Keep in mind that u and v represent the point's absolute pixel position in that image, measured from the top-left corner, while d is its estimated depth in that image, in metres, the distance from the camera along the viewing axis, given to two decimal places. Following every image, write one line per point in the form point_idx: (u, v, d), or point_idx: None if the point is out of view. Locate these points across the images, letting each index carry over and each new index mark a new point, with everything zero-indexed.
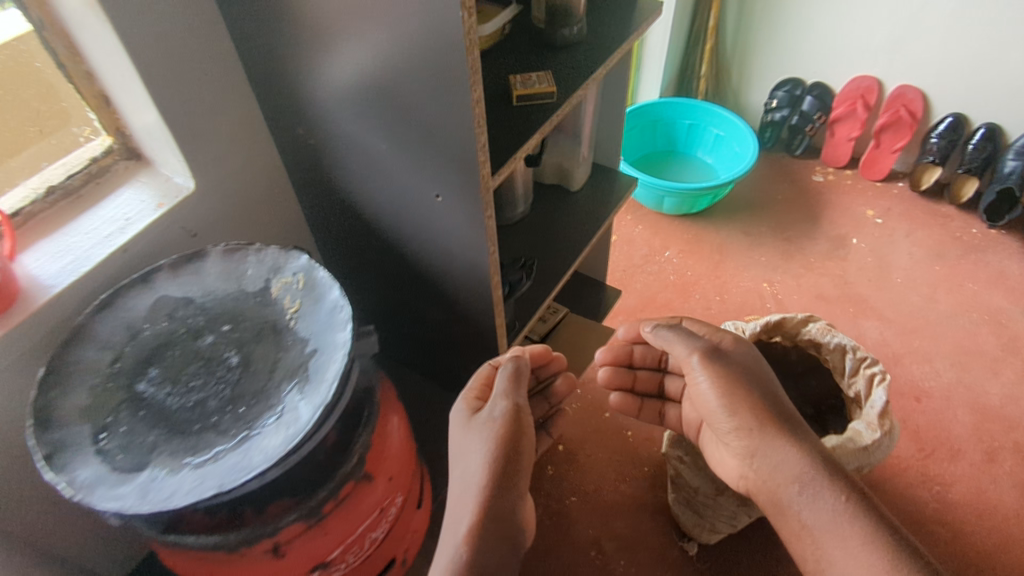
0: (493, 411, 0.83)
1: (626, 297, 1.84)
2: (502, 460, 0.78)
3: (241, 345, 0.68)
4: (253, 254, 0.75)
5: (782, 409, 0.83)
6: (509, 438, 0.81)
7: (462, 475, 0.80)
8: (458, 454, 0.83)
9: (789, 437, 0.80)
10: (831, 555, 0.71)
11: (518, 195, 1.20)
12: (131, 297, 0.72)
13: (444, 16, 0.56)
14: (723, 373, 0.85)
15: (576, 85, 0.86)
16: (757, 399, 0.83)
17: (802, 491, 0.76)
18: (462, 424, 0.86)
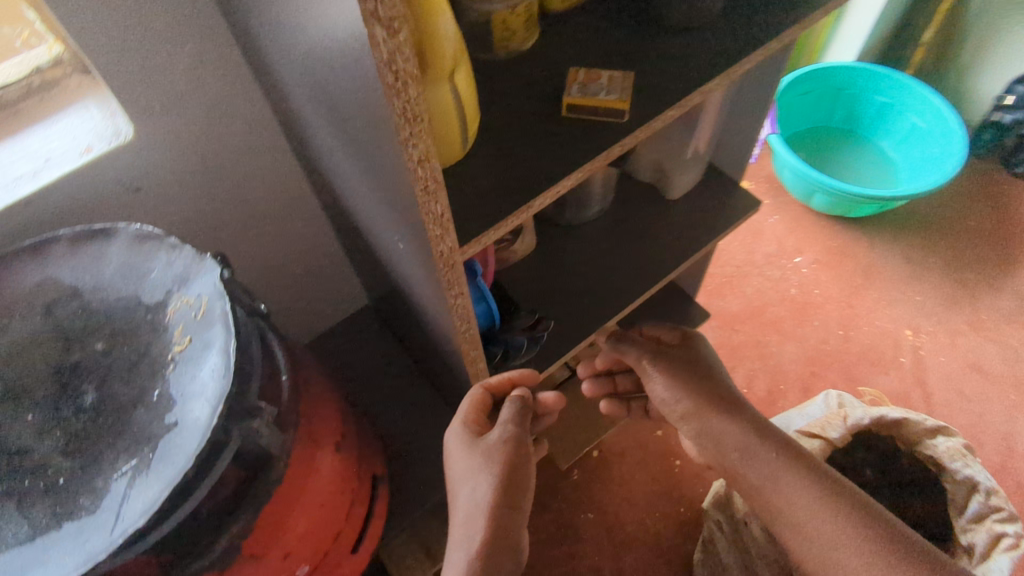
0: (499, 431, 0.64)
1: (727, 301, 1.52)
2: (515, 482, 0.60)
3: (105, 379, 0.53)
4: (164, 249, 0.57)
5: (707, 373, 0.73)
6: (518, 457, 0.62)
7: (460, 502, 0.61)
8: (455, 482, 0.63)
9: (734, 410, 0.68)
10: (812, 530, 0.59)
11: (596, 195, 0.91)
12: (12, 269, 0.57)
13: (356, 30, 0.30)
14: (670, 367, 0.73)
15: (672, 99, 0.56)
16: (697, 371, 0.73)
17: (746, 452, 0.65)
18: (460, 448, 0.65)
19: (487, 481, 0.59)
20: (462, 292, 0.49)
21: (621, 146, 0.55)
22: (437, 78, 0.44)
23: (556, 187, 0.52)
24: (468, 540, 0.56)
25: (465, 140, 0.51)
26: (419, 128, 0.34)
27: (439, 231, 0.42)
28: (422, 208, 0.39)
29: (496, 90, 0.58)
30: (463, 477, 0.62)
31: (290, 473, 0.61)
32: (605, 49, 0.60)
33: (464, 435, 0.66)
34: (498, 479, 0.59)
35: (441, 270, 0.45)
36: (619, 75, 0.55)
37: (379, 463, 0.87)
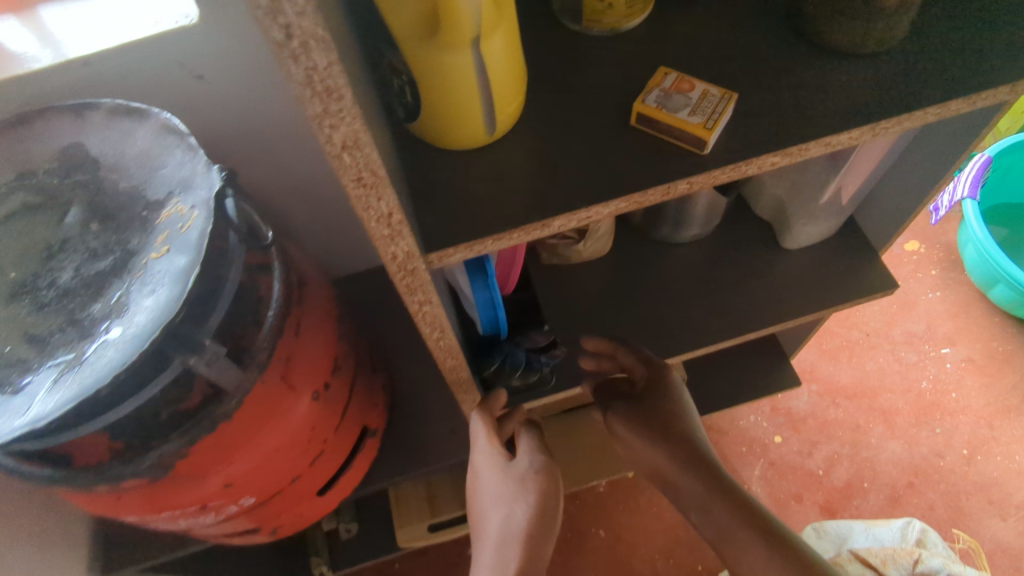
0: (534, 458, 0.59)
1: (838, 369, 1.29)
2: (549, 514, 0.55)
3: (85, 262, 0.51)
4: (181, 149, 0.54)
5: (663, 422, 0.62)
6: (551, 485, 0.57)
7: (489, 525, 0.55)
8: (483, 504, 0.58)
9: (689, 462, 0.58)
10: None
11: (696, 217, 0.76)
12: (54, 127, 0.57)
13: None
14: (627, 418, 0.64)
15: (779, 142, 0.42)
16: (653, 418, 0.62)
17: (699, 510, 0.56)
18: (489, 467, 0.60)
19: (525, 505, 0.55)
20: (428, 300, 0.41)
21: (687, 184, 0.42)
22: (454, 43, 0.36)
23: (579, 213, 0.42)
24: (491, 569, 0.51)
25: (492, 124, 0.42)
26: (339, 107, 0.26)
27: (387, 233, 0.34)
28: (358, 202, 0.31)
29: (570, 70, 0.47)
30: (494, 499, 0.57)
31: (243, 409, 0.58)
32: (725, 52, 0.46)
33: (496, 451, 0.60)
34: (536, 507, 0.54)
35: (397, 274, 0.38)
36: (716, 93, 0.43)
37: (378, 416, 0.82)
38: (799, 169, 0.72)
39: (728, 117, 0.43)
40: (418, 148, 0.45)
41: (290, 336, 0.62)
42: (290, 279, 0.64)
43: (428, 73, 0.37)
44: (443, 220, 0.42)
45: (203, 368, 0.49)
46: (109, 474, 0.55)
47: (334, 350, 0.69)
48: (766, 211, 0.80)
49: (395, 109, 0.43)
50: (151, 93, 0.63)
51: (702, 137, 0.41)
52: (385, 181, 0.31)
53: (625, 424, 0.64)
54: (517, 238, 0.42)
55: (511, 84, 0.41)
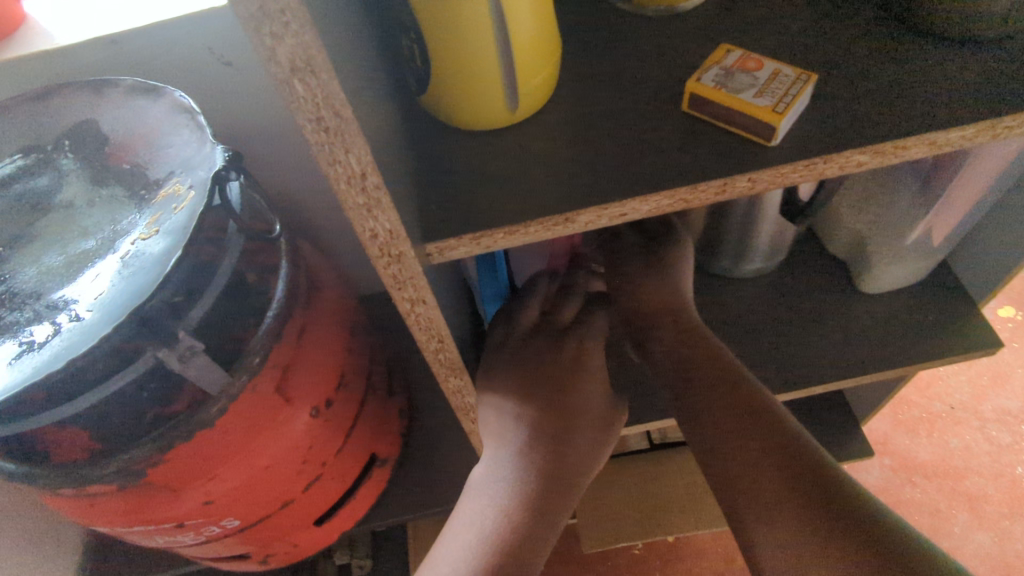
0: (585, 404, 0.57)
1: (916, 444, 1.14)
2: (576, 462, 0.54)
3: (73, 242, 0.48)
4: (189, 128, 0.50)
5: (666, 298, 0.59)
6: (566, 434, 0.54)
7: (500, 454, 0.52)
8: (500, 427, 0.53)
9: (683, 330, 0.56)
10: (761, 525, 0.43)
11: (760, 249, 0.67)
12: (71, 102, 0.54)
13: None
14: (633, 276, 0.62)
15: (869, 136, 0.34)
16: (656, 288, 0.60)
17: (690, 361, 0.54)
18: (509, 409, 0.53)
19: (553, 443, 0.53)
20: (420, 300, 0.34)
21: (748, 181, 0.34)
22: None
23: (610, 207, 0.34)
24: (499, 507, 0.49)
25: (515, 100, 0.36)
26: (281, 6, 0.20)
27: (362, 203, 0.27)
28: (320, 155, 0.25)
29: (615, 51, 0.40)
30: (519, 432, 0.52)
31: (226, 418, 0.52)
32: (805, 34, 0.39)
33: (530, 406, 0.54)
34: (573, 441, 0.54)
35: (379, 260, 0.31)
36: (790, 74, 0.35)
37: (391, 444, 0.75)
38: (883, 200, 0.63)
39: (804, 103, 0.35)
40: (432, 128, 0.39)
41: (290, 342, 0.57)
42: (298, 280, 0.58)
43: (438, 26, 0.32)
44: (450, 206, 0.36)
45: (176, 365, 0.45)
46: (72, 476, 0.49)
47: (342, 364, 0.63)
48: (841, 249, 0.70)
49: (407, 80, 0.37)
50: (179, 78, 0.60)
51: (770, 123, 0.33)
52: (353, 127, 0.24)
53: (632, 282, 0.62)
54: (534, 234, 0.35)
55: (539, 52, 0.35)
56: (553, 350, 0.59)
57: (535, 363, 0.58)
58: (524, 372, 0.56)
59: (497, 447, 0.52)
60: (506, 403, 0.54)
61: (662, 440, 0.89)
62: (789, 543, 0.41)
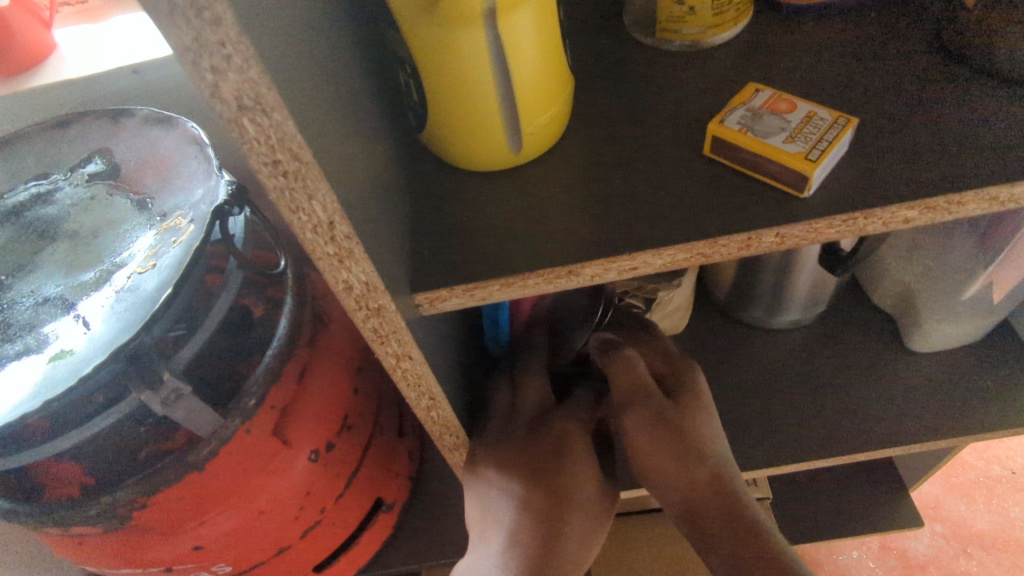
0: (578, 486, 0.44)
1: (972, 511, 1.05)
2: (567, 560, 0.41)
3: (73, 272, 0.46)
4: (198, 159, 0.49)
5: (685, 446, 0.44)
6: (555, 525, 0.42)
7: (486, 553, 0.42)
8: (486, 518, 0.43)
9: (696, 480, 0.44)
10: None
11: (797, 299, 0.63)
12: (90, 129, 0.54)
13: None
14: (636, 424, 0.45)
15: (916, 189, 0.30)
16: (668, 438, 0.45)
17: (709, 523, 0.43)
18: (496, 493, 0.43)
19: (540, 536, 0.41)
20: (407, 355, 0.31)
21: (776, 236, 0.30)
22: (465, 19, 0.27)
23: (618, 260, 0.31)
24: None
25: (519, 141, 0.33)
26: (220, 37, 0.17)
27: (332, 253, 0.25)
28: (281, 201, 0.22)
29: (633, 88, 0.37)
30: (507, 522, 0.42)
31: (219, 460, 0.50)
32: (846, 74, 0.35)
33: (516, 484, 0.43)
34: (562, 534, 0.42)
35: (357, 312, 0.28)
36: (827, 116, 0.31)
37: (398, 488, 0.72)
38: (935, 252, 0.57)
39: (841, 150, 0.31)
40: (433, 166, 0.36)
41: (291, 382, 0.54)
42: (304, 316, 0.56)
43: (432, 60, 0.29)
44: (445, 252, 0.33)
45: (159, 408, 0.42)
46: (57, 515, 0.47)
47: (346, 404, 0.60)
48: (887, 302, 0.65)
49: (407, 116, 0.35)
50: (198, 107, 0.60)
51: (801, 171, 0.29)
52: (316, 171, 0.21)
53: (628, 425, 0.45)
54: (533, 287, 0.32)
55: (545, 90, 0.32)
56: (543, 420, 0.47)
57: (527, 435, 0.45)
58: (510, 444, 0.45)
59: (484, 542, 0.43)
60: (491, 482, 0.43)
61: None
62: None
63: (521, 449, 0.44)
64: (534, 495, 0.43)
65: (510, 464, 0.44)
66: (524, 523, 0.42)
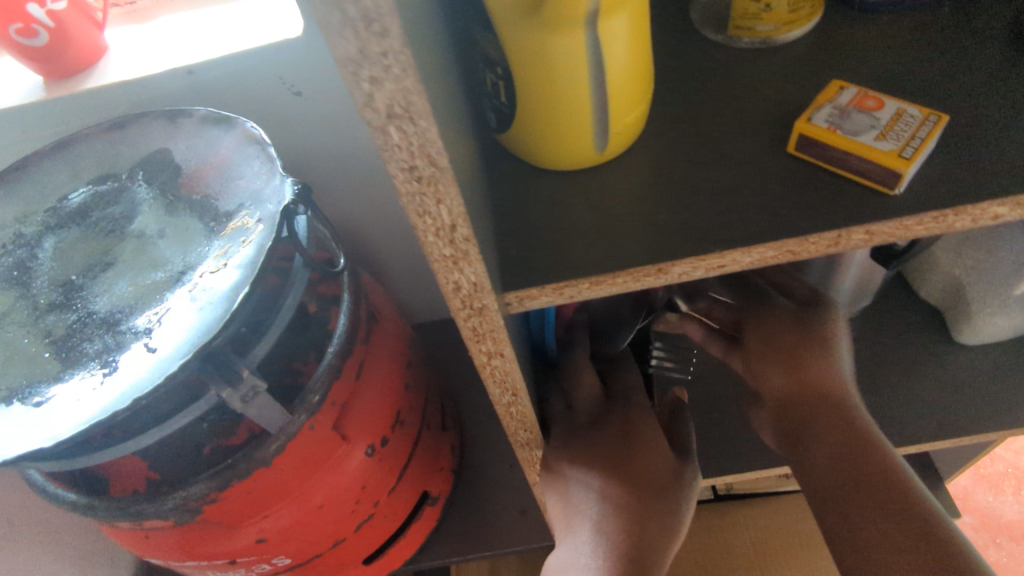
0: (650, 466, 0.45)
1: (1002, 501, 1.06)
2: (654, 536, 0.42)
3: (143, 272, 0.47)
4: (260, 159, 0.50)
5: (807, 367, 0.53)
6: (637, 505, 0.43)
7: (576, 547, 0.42)
8: (570, 516, 0.44)
9: (845, 419, 0.48)
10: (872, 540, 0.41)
11: (845, 292, 0.63)
12: (149, 130, 0.55)
13: None
14: (770, 347, 0.56)
15: (1009, 184, 0.30)
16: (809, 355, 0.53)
17: (816, 420, 0.50)
18: (575, 485, 0.44)
19: (626, 519, 0.42)
20: (500, 353, 0.32)
21: (866, 233, 0.31)
22: (569, 23, 0.28)
23: (708, 258, 0.31)
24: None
25: (604, 141, 0.33)
26: (384, 48, 0.18)
27: (448, 255, 0.25)
28: (410, 205, 0.23)
29: (709, 86, 0.38)
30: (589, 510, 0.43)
31: (284, 456, 0.50)
32: (924, 71, 0.35)
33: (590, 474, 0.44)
34: (645, 517, 0.42)
35: (460, 312, 0.29)
36: (916, 114, 0.32)
37: (442, 481, 0.72)
38: (986, 245, 0.57)
39: (929, 148, 0.31)
40: (513, 166, 0.37)
41: (350, 378, 0.55)
42: (359, 312, 0.57)
43: (527, 62, 0.29)
44: (530, 251, 0.33)
45: (237, 405, 0.43)
46: (130, 510, 0.48)
47: (399, 400, 0.61)
48: (933, 295, 0.65)
49: (488, 115, 0.35)
50: (250, 108, 0.60)
51: (895, 169, 0.30)
52: (448, 176, 0.22)
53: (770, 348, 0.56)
54: (621, 285, 0.32)
55: (633, 90, 0.32)
56: (603, 411, 0.48)
57: (592, 427, 0.47)
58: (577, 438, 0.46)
59: (572, 532, 0.44)
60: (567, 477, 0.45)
61: (727, 490, 0.82)
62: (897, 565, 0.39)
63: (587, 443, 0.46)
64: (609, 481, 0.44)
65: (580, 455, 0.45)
66: (605, 509, 0.43)
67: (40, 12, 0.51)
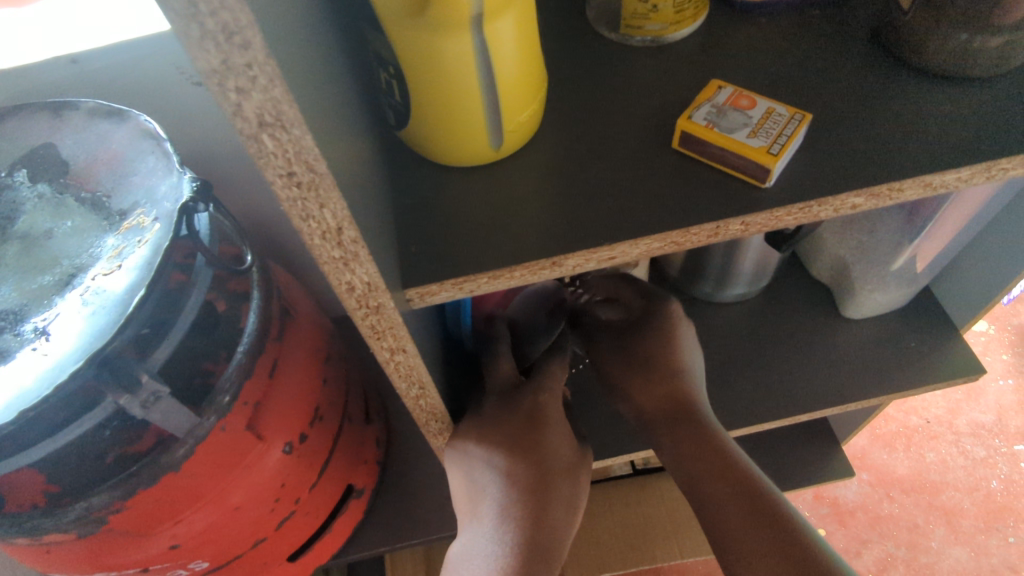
0: (556, 450, 0.48)
1: (894, 458, 1.16)
2: (555, 523, 0.45)
3: (29, 276, 0.45)
4: (155, 155, 0.48)
5: (622, 348, 0.58)
6: (543, 492, 0.46)
7: (480, 531, 0.45)
8: (476, 500, 0.46)
9: (654, 370, 0.55)
10: (681, 470, 0.50)
11: (745, 273, 0.66)
12: (31, 122, 0.51)
13: None
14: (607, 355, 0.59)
15: (865, 178, 0.33)
16: (634, 346, 0.57)
17: (634, 380, 0.56)
18: (485, 469, 0.45)
19: (531, 506, 0.45)
20: (401, 349, 0.33)
21: (742, 224, 0.33)
22: (454, 26, 0.28)
23: (599, 250, 0.33)
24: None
25: (500, 138, 0.34)
26: (246, 59, 0.18)
27: (338, 257, 0.26)
28: (292, 210, 0.23)
29: (600, 83, 0.39)
30: (497, 496, 0.45)
31: (195, 460, 0.49)
32: (796, 70, 0.38)
33: (499, 458, 0.45)
34: (548, 502, 0.45)
35: (357, 311, 0.29)
36: (784, 112, 0.34)
37: (366, 473, 0.72)
38: (867, 227, 0.62)
39: (797, 143, 0.34)
40: (413, 163, 0.37)
41: (264, 377, 0.54)
42: (272, 309, 0.56)
43: (418, 62, 0.30)
44: (429, 247, 0.34)
45: (138, 411, 0.42)
46: (27, 524, 0.46)
47: (317, 395, 0.60)
48: (824, 274, 0.70)
49: (386, 113, 0.36)
50: (144, 99, 0.57)
51: (764, 164, 0.32)
52: (329, 181, 0.22)
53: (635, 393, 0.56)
54: (519, 278, 0.33)
55: (524, 91, 0.33)
56: (514, 394, 0.49)
57: (502, 409, 0.48)
58: (487, 418, 0.47)
59: (478, 519, 0.45)
60: (478, 461, 0.45)
61: (645, 465, 0.85)
62: (693, 480, 0.49)
63: (497, 424, 0.47)
64: (519, 469, 0.45)
65: (492, 440, 0.45)
66: (511, 497, 0.45)
67: None
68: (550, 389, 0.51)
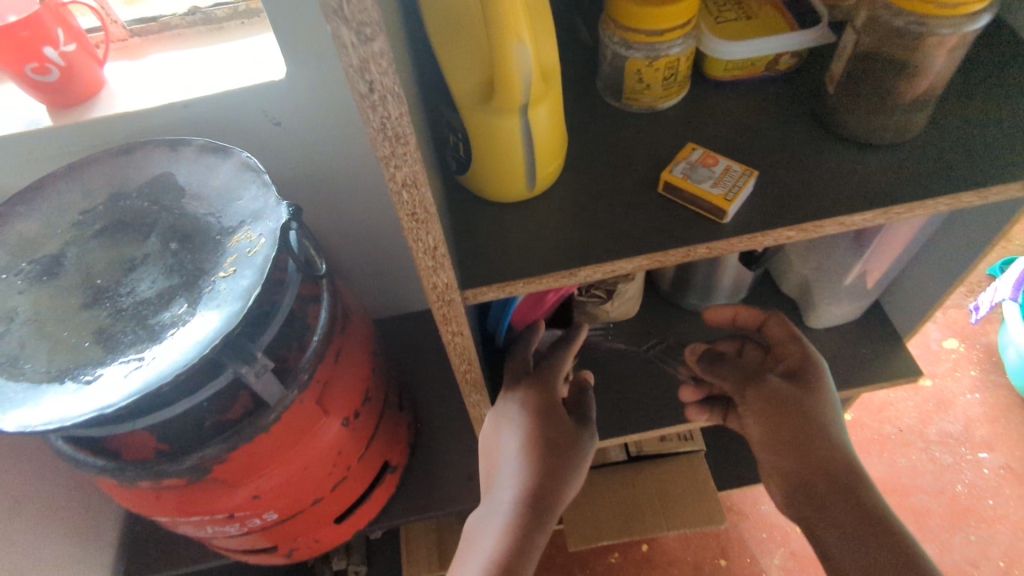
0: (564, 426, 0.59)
1: (868, 463, 1.28)
2: (560, 482, 0.55)
3: (161, 276, 0.58)
4: (256, 184, 0.61)
5: (785, 401, 0.61)
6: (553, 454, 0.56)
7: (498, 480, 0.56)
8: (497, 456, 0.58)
9: (819, 437, 0.59)
10: (844, 543, 0.54)
11: (725, 288, 0.79)
12: (154, 155, 0.65)
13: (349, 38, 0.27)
14: (764, 404, 0.62)
15: (796, 218, 0.46)
16: (804, 405, 0.60)
17: (796, 439, 0.60)
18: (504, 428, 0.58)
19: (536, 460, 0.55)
20: (461, 332, 0.45)
21: (706, 248, 0.46)
22: (507, 111, 0.42)
23: (603, 265, 0.46)
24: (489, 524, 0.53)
25: (534, 183, 0.48)
26: (404, 151, 0.31)
27: (431, 265, 0.39)
28: (410, 234, 0.36)
29: (607, 141, 0.52)
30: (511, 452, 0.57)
31: (278, 425, 0.62)
32: (750, 135, 0.51)
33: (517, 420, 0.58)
34: (551, 461, 0.56)
35: (435, 302, 0.42)
36: (739, 169, 0.47)
37: (400, 452, 0.84)
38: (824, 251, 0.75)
39: (747, 192, 0.47)
40: (465, 199, 0.50)
41: (330, 362, 0.67)
42: (335, 308, 0.69)
43: (479, 133, 0.43)
44: (480, 260, 0.47)
45: (252, 380, 0.54)
46: (149, 472, 0.59)
47: (367, 381, 0.73)
48: (792, 291, 0.83)
49: (449, 163, 0.49)
50: (234, 136, 0.70)
51: (721, 207, 0.45)
52: (435, 217, 0.35)
53: (805, 462, 0.59)
54: (546, 284, 0.46)
55: (553, 150, 0.46)
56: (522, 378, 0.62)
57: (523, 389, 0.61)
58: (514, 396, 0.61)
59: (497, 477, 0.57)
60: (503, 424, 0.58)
61: (638, 451, 0.96)
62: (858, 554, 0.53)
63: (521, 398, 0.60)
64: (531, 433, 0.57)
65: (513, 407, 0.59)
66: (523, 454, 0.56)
67: (54, 53, 0.60)
68: (546, 378, 0.62)
